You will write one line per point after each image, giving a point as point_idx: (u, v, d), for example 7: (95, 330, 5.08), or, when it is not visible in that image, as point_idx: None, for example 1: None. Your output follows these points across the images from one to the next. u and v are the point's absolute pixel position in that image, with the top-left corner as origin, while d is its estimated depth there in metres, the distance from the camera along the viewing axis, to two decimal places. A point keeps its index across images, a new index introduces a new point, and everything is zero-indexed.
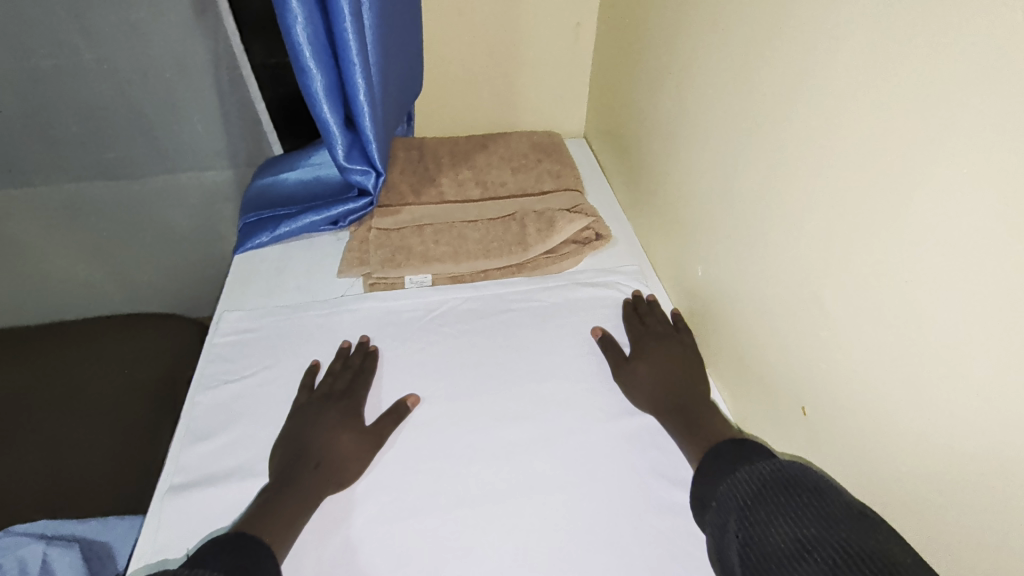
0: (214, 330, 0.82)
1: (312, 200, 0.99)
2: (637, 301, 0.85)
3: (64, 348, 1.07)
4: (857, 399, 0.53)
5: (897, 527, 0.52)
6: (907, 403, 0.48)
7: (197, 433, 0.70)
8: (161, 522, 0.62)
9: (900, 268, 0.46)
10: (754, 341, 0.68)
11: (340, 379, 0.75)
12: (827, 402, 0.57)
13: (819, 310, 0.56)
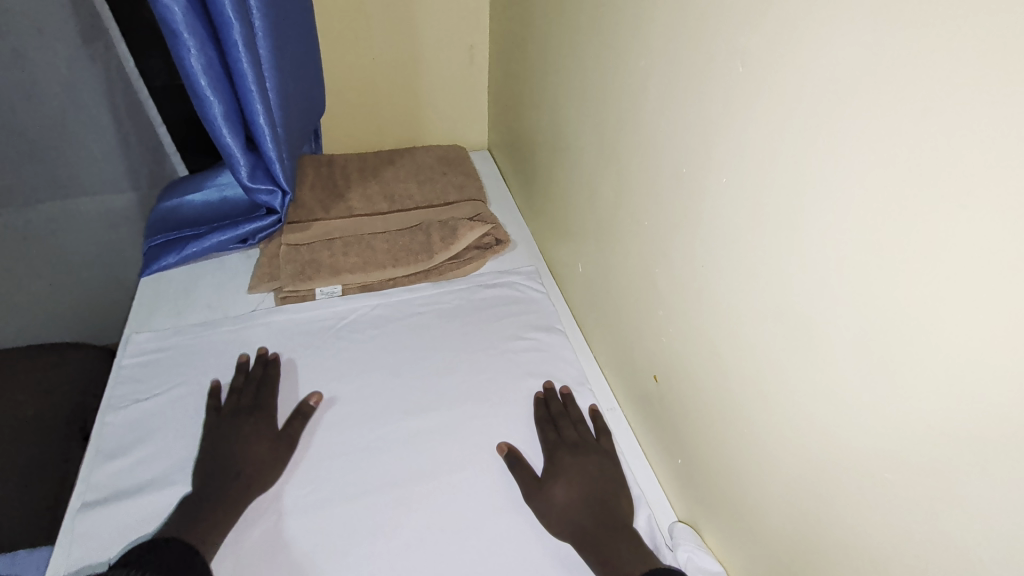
0: (122, 352, 0.84)
1: (220, 220, 1.01)
2: (549, 400, 0.79)
3: None
4: (683, 365, 0.64)
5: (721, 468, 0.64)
6: (713, 363, 0.59)
7: (108, 451, 0.72)
8: (76, 537, 0.64)
9: (700, 254, 0.58)
10: (622, 326, 0.78)
11: (245, 393, 0.78)
12: (667, 369, 0.68)
13: (657, 294, 0.67)
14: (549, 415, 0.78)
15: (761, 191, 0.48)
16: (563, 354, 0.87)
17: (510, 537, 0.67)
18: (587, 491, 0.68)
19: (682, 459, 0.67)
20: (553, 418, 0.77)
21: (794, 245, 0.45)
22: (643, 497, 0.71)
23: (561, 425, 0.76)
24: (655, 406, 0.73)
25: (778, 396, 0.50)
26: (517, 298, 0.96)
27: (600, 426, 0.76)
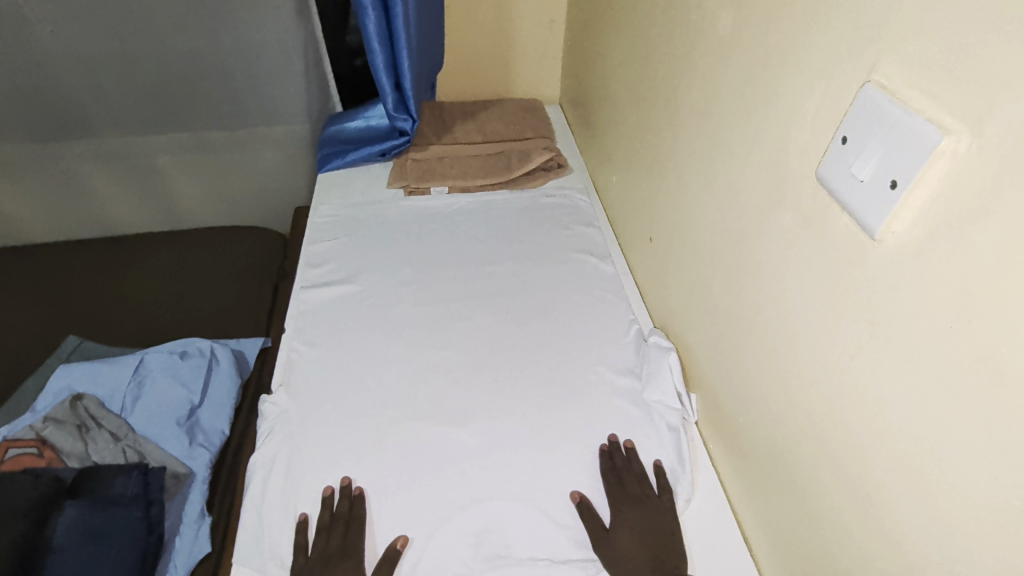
0: (313, 214, 1.31)
1: (368, 140, 1.48)
2: (613, 453, 0.87)
3: (203, 247, 1.60)
4: (666, 226, 1.00)
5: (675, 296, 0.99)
6: (677, 219, 0.95)
7: (310, 263, 1.19)
8: (299, 301, 1.11)
9: (677, 149, 0.93)
10: (637, 216, 1.14)
11: (333, 533, 0.78)
12: (658, 233, 1.03)
13: (655, 185, 1.04)
14: (614, 473, 0.85)
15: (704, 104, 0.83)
16: (594, 238, 1.26)
17: (546, 331, 1.06)
18: (644, 536, 0.77)
19: (662, 296, 1.03)
20: (618, 475, 0.84)
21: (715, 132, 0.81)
22: (635, 319, 1.07)
23: (623, 475, 0.84)
24: (649, 262, 1.09)
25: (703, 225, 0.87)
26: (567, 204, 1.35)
27: (662, 481, 0.84)
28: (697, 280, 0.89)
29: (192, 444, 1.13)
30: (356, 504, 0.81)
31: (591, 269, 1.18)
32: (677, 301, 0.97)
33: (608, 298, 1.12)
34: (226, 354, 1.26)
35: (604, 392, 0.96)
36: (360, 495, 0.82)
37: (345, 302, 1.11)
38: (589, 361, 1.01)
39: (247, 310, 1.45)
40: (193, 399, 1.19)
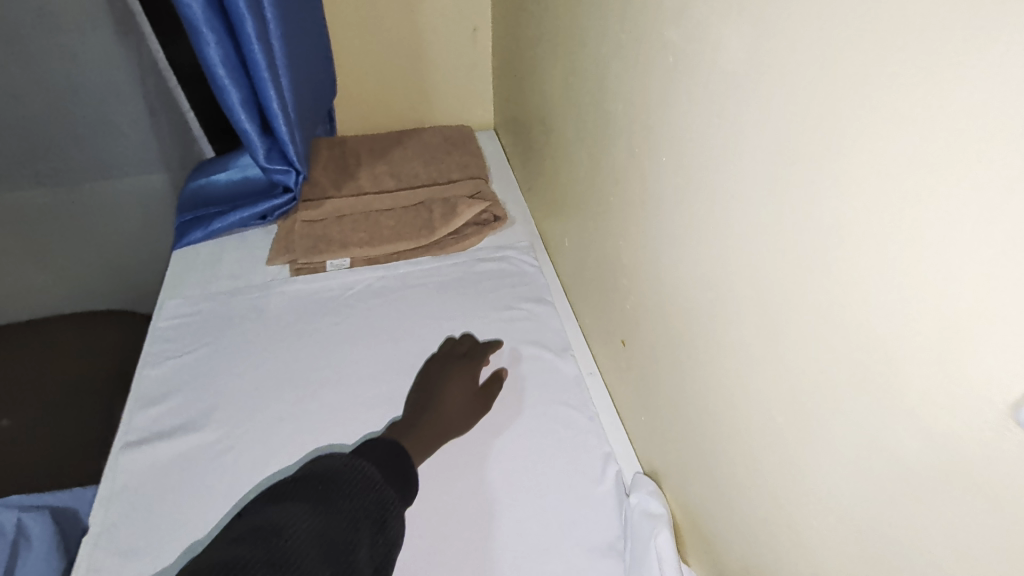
0: (157, 315, 0.95)
1: (242, 199, 1.12)
2: None
3: (28, 343, 1.15)
4: (647, 330, 0.69)
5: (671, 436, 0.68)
6: (665, 327, 0.65)
7: (146, 399, 0.83)
8: (118, 471, 0.75)
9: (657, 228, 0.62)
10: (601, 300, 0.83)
11: (462, 343, 0.89)
12: (637, 336, 0.72)
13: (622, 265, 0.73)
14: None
15: (703, 170, 0.52)
16: (547, 320, 0.94)
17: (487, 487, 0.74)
18: None
19: (647, 418, 0.74)
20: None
21: (721, 218, 0.51)
22: (612, 456, 0.77)
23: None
24: (625, 368, 0.78)
25: (714, 356, 0.56)
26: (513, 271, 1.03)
27: None
28: (712, 430, 0.59)
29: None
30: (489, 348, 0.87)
31: (543, 375, 0.86)
32: (676, 445, 0.67)
33: (572, 421, 0.80)
34: (42, 527, 0.86)
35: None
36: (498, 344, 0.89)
37: (190, 465, 0.76)
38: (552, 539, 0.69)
39: (73, 444, 1.03)
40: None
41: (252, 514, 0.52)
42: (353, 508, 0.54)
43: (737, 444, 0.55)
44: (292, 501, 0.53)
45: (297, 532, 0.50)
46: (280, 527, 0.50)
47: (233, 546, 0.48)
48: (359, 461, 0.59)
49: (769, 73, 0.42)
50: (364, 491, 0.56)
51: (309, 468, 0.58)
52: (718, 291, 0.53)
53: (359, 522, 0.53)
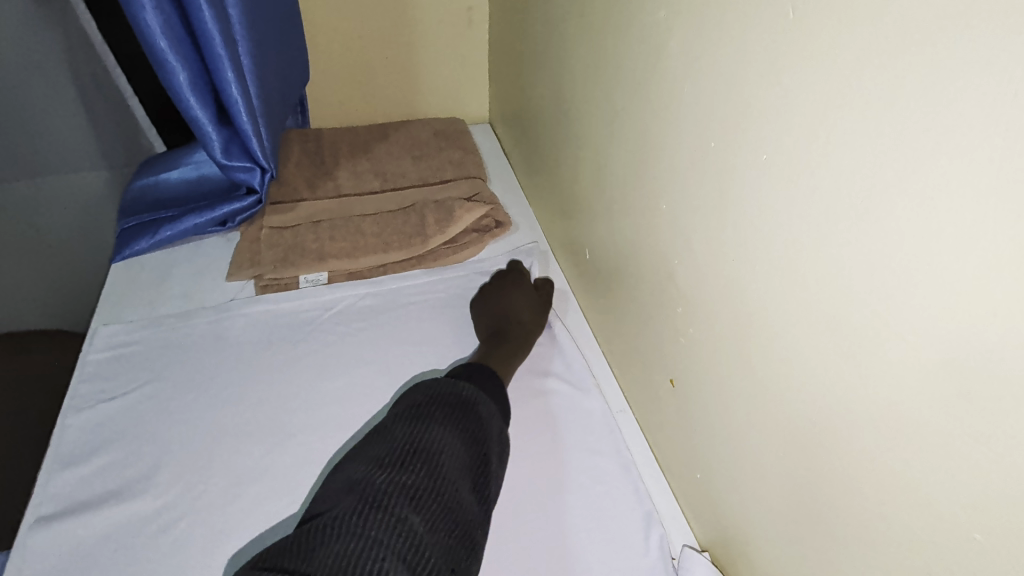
0: (88, 345, 0.77)
1: (196, 201, 0.94)
2: None
3: None
4: (705, 368, 0.56)
5: (738, 501, 0.54)
6: (733, 370, 0.51)
7: (67, 457, 0.65)
8: (26, 558, 0.58)
9: (728, 247, 0.49)
10: (633, 325, 0.69)
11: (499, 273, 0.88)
12: (688, 375, 0.59)
13: (670, 286, 0.59)
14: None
15: (815, 176, 0.38)
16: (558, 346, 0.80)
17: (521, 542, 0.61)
18: None
19: (701, 473, 0.60)
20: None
21: (844, 243, 0.37)
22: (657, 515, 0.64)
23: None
24: (667, 410, 0.64)
25: (818, 419, 0.42)
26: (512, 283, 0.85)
27: None
28: (805, 509, 0.46)
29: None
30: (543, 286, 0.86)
31: (557, 418, 0.72)
32: (749, 513, 0.53)
33: (608, 471, 0.67)
34: None
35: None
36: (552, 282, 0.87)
37: (121, 546, 0.59)
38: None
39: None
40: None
41: (387, 436, 0.57)
42: (483, 434, 0.59)
43: (849, 535, 0.42)
44: (430, 424, 0.58)
45: (445, 456, 0.55)
46: (429, 451, 0.55)
47: (393, 468, 0.53)
48: (478, 393, 0.63)
49: (959, 35, 0.28)
50: (488, 423, 0.61)
51: (432, 394, 0.62)
52: (835, 335, 0.39)
53: (490, 442, 0.60)
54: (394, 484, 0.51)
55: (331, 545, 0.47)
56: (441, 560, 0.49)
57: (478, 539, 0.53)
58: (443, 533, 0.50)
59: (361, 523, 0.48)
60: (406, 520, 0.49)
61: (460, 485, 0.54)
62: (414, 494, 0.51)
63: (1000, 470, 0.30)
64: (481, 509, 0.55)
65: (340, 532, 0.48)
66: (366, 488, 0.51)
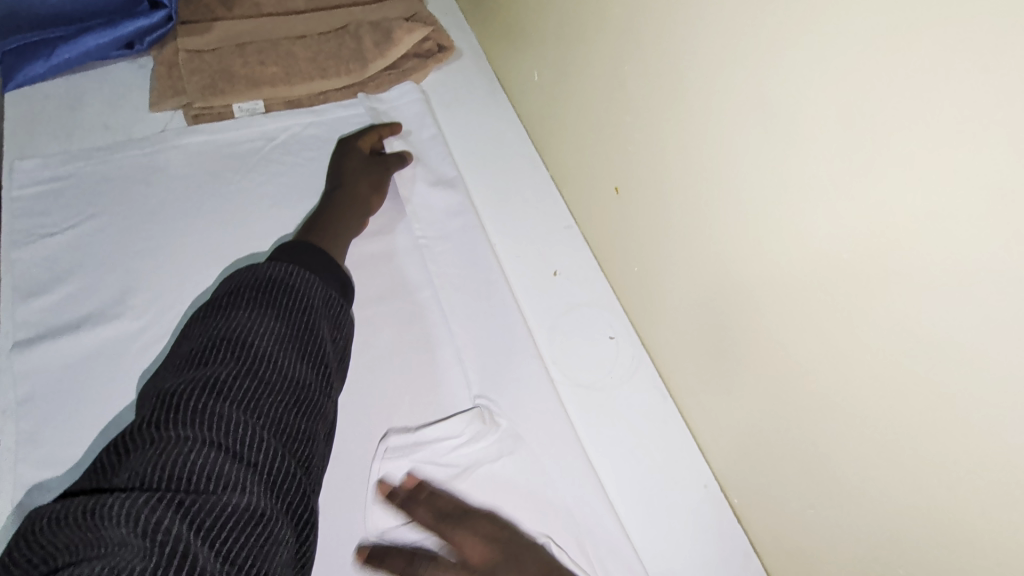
0: (8, 181, 0.72)
1: (89, 18, 0.81)
2: (715, 441, 0.63)
3: None
4: (658, 171, 0.62)
5: (668, 285, 0.65)
6: (684, 168, 0.58)
7: (26, 289, 0.65)
8: (15, 375, 0.60)
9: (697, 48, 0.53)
10: (589, 142, 0.74)
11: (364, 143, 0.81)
12: (636, 181, 0.66)
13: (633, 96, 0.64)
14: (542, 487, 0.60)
15: None
16: (506, 172, 0.84)
17: (414, 365, 0.69)
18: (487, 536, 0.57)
19: (639, 268, 0.69)
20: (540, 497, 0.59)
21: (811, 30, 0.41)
22: (603, 299, 0.74)
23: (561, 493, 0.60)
24: (613, 216, 0.72)
25: (751, 193, 0.51)
26: (355, 144, 0.80)
27: (738, 504, 0.61)
28: (731, 276, 0.55)
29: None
30: (394, 160, 0.80)
31: (453, 243, 0.77)
32: (674, 293, 0.64)
33: (560, 266, 0.76)
34: None
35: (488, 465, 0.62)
36: (405, 158, 0.81)
37: (111, 359, 0.62)
38: (515, 381, 0.68)
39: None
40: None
41: (190, 339, 0.49)
42: (303, 304, 0.52)
43: (759, 286, 0.52)
44: (235, 313, 0.49)
45: (255, 336, 0.48)
46: (237, 337, 0.47)
47: (192, 366, 0.45)
48: (290, 267, 0.54)
49: None
50: (305, 292, 0.53)
51: (232, 285, 0.53)
52: (771, 122, 0.47)
53: (313, 309, 0.52)
54: (194, 378, 0.43)
55: (133, 458, 0.40)
56: (274, 432, 0.43)
57: (318, 402, 0.48)
58: (270, 406, 0.44)
59: (162, 426, 0.41)
60: (218, 406, 0.42)
61: (282, 357, 0.47)
62: (226, 381, 0.44)
63: (889, 207, 0.39)
64: (318, 374, 0.49)
65: (138, 446, 0.40)
66: (161, 395, 0.43)
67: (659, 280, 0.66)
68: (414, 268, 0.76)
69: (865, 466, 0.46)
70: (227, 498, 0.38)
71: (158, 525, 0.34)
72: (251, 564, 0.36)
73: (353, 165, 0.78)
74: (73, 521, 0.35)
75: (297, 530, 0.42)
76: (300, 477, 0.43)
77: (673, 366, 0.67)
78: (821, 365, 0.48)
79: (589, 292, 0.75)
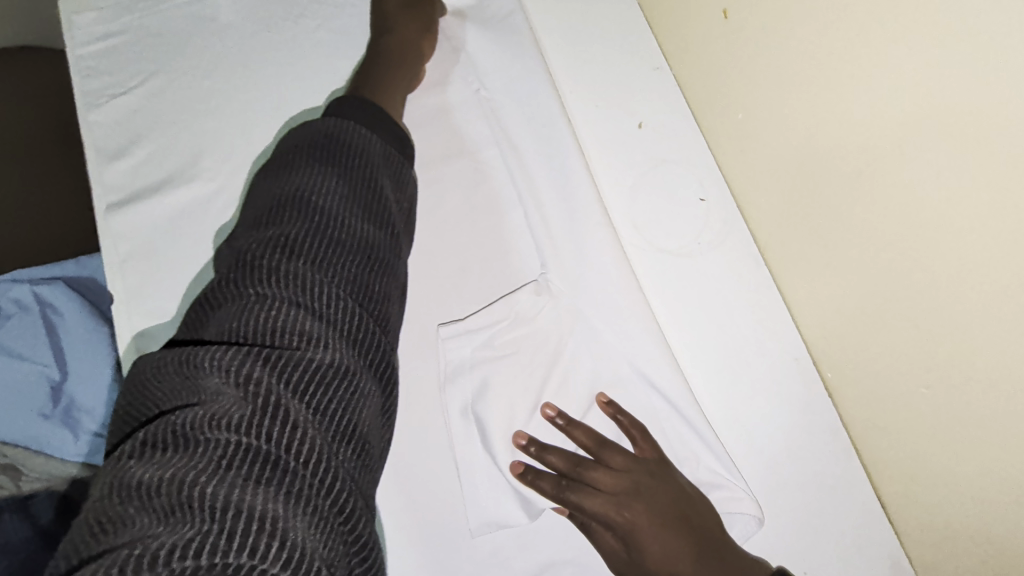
0: (70, 39, 0.70)
1: None
2: (811, 313, 0.57)
3: None
4: None
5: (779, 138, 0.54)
6: None
7: (106, 152, 0.66)
8: (115, 235, 0.63)
9: None
10: None
11: None
12: (761, 3, 0.53)
13: None
14: (570, 463, 0.57)
15: None
16: (584, 4, 0.70)
17: (484, 230, 0.66)
18: (605, 476, 0.56)
19: (743, 116, 0.58)
20: (571, 475, 0.57)
21: None
22: (696, 158, 0.64)
23: (589, 460, 0.58)
24: (718, 53, 0.60)
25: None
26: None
27: (829, 381, 0.57)
28: (873, 117, 0.44)
29: (81, 435, 0.77)
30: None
31: (518, 93, 0.68)
32: (784, 148, 0.54)
33: (646, 116, 0.66)
34: (64, 294, 0.79)
35: (561, 342, 0.62)
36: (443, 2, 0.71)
37: (192, 220, 0.64)
38: (594, 251, 0.63)
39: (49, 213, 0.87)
40: (51, 375, 0.77)
41: (257, 200, 0.47)
42: (363, 162, 0.49)
43: (906, 128, 0.42)
44: (296, 172, 0.47)
45: (319, 194, 0.45)
46: (301, 197, 0.45)
47: (262, 227, 0.44)
48: (346, 124, 0.50)
49: None
50: (364, 149, 0.50)
51: (291, 145, 0.50)
52: None
53: (374, 167, 0.49)
54: (264, 238, 0.43)
55: (220, 314, 0.41)
56: (348, 290, 0.42)
57: (388, 261, 0.46)
58: (341, 265, 0.43)
59: (241, 284, 0.41)
60: (291, 265, 0.41)
61: (348, 215, 0.45)
62: (295, 240, 0.43)
63: None
64: (385, 233, 0.47)
65: (222, 304, 0.41)
66: (236, 255, 0.43)
67: (767, 131, 0.56)
68: (472, 124, 0.69)
69: (1011, 344, 0.38)
70: (310, 352, 0.38)
71: (247, 375, 0.35)
72: (339, 412, 0.37)
73: (396, 3, 0.68)
74: (175, 371, 0.37)
75: (379, 383, 0.42)
76: (378, 335, 0.43)
77: (774, 233, 0.59)
78: (976, 221, 0.39)
79: (679, 149, 0.65)
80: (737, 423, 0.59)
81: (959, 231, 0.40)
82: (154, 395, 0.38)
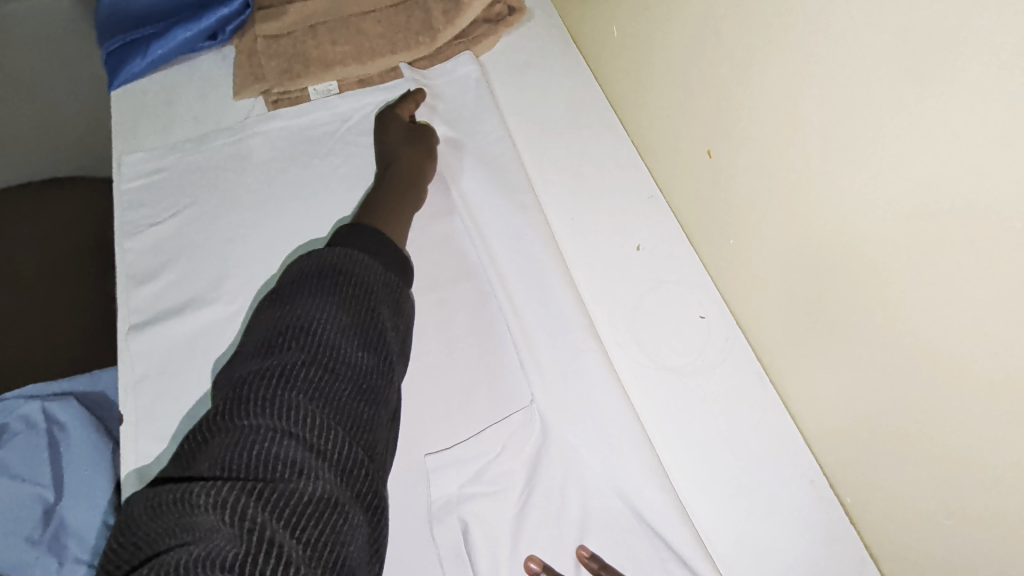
0: (117, 175, 0.77)
1: (177, 12, 0.85)
2: (820, 433, 0.56)
3: None
4: (770, 136, 0.55)
5: (771, 263, 0.58)
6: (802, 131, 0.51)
7: (136, 276, 0.70)
8: (133, 356, 0.65)
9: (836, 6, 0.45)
10: (683, 110, 0.66)
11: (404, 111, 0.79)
12: (737, 149, 0.59)
13: (743, 57, 0.56)
14: None
15: None
16: (581, 141, 0.78)
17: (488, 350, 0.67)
18: None
19: (734, 241, 0.63)
20: None
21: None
22: (692, 280, 0.67)
23: None
24: (705, 185, 0.65)
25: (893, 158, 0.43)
26: (394, 114, 0.78)
27: (848, 504, 0.55)
28: (856, 248, 0.48)
29: (65, 563, 0.72)
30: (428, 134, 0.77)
31: (509, 220, 0.72)
32: (778, 272, 0.57)
33: (645, 239, 0.70)
34: (71, 411, 0.79)
35: (564, 475, 0.60)
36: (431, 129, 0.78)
37: (211, 339, 0.66)
38: (577, 372, 0.63)
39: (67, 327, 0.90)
40: (46, 496, 0.75)
41: (260, 327, 0.49)
42: (364, 288, 0.51)
43: (890, 253, 0.45)
44: (298, 299, 0.49)
45: (319, 321, 0.47)
46: (302, 325, 0.47)
47: (263, 355, 0.46)
48: (350, 252, 0.53)
49: None
50: (365, 275, 0.52)
51: (295, 271, 0.53)
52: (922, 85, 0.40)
53: (373, 293, 0.51)
54: (264, 367, 0.44)
55: (216, 444, 0.41)
56: (340, 417, 0.43)
57: (382, 387, 0.47)
58: (337, 392, 0.44)
59: (238, 414, 0.41)
60: (288, 395, 0.42)
61: (346, 342, 0.47)
62: (294, 369, 0.44)
63: None
64: (380, 358, 0.49)
65: (218, 433, 0.41)
66: (236, 383, 0.44)
67: (759, 256, 0.59)
68: (470, 250, 0.74)
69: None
70: (301, 485, 0.38)
71: (240, 513, 0.35)
72: (328, 549, 0.36)
73: (406, 146, 0.75)
74: (169, 508, 0.37)
75: (369, 514, 0.41)
76: (368, 462, 0.43)
77: (777, 348, 0.60)
78: (966, 343, 0.40)
79: (677, 269, 0.68)
80: (755, 552, 0.56)
81: (951, 358, 0.42)
82: (145, 535, 0.37)
